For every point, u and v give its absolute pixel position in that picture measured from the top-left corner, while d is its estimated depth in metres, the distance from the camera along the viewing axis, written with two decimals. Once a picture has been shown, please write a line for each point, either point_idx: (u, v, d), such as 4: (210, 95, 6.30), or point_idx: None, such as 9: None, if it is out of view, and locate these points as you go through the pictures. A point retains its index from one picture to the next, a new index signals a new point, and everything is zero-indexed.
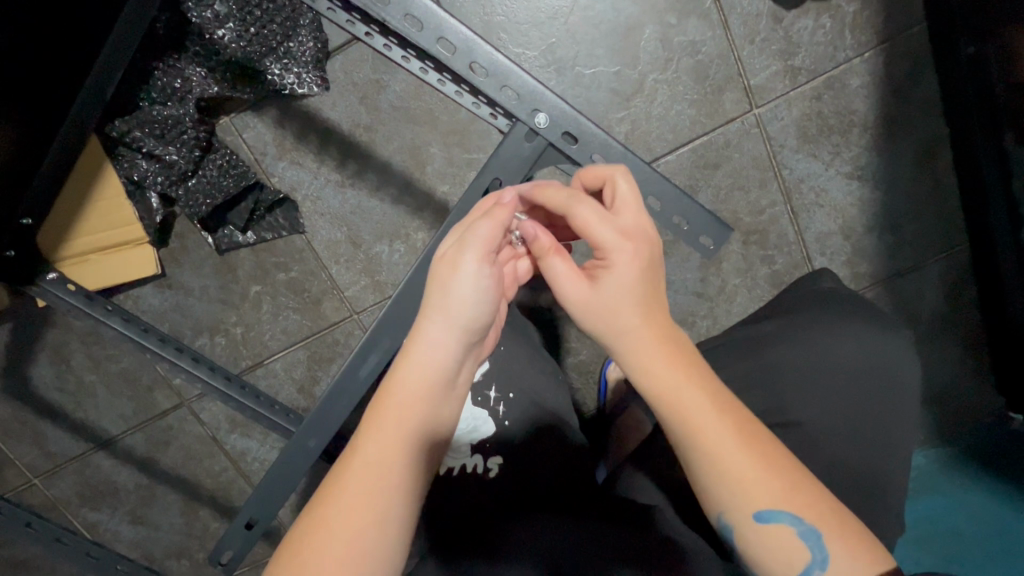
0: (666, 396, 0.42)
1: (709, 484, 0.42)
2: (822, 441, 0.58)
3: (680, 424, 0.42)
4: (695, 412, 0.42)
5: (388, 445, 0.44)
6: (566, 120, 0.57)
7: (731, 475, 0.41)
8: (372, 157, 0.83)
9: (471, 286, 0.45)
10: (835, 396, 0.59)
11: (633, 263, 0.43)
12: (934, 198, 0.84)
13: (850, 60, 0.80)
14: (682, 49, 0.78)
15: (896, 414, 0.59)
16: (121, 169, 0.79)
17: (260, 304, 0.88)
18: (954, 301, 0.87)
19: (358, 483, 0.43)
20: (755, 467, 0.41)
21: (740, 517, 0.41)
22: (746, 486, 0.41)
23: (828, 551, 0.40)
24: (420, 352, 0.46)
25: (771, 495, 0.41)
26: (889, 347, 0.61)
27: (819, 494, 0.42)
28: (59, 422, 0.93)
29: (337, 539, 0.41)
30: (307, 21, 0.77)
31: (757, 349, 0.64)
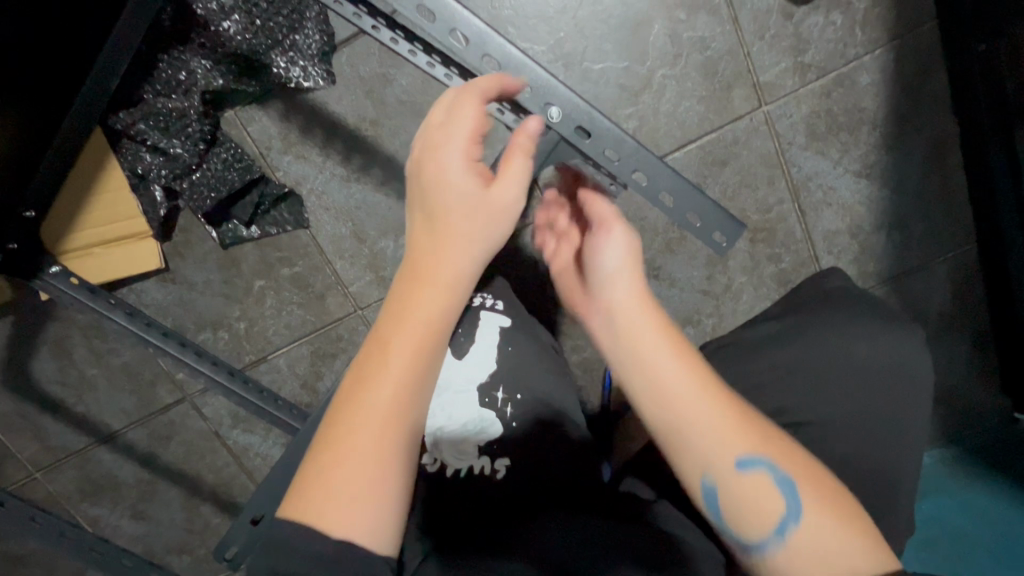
0: (646, 357, 0.46)
1: (687, 440, 0.44)
2: (835, 443, 0.57)
3: (649, 384, 0.45)
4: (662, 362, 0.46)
5: (404, 368, 0.47)
6: (578, 113, 0.56)
7: (709, 429, 0.44)
8: (378, 152, 0.83)
9: (505, 207, 0.48)
10: (847, 398, 0.58)
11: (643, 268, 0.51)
12: (942, 197, 0.84)
13: (861, 57, 0.79)
14: (691, 45, 0.78)
15: (908, 415, 0.58)
16: (125, 162, 0.78)
17: (264, 299, 0.87)
18: (961, 301, 0.87)
19: (373, 400, 0.45)
20: (730, 419, 0.44)
21: (722, 469, 0.43)
22: (715, 435, 0.43)
23: (803, 501, 0.42)
24: (430, 267, 0.48)
25: (748, 441, 0.43)
26: (903, 346, 0.60)
27: (791, 447, 0.45)
28: (61, 416, 0.93)
29: (362, 452, 0.44)
30: (313, 13, 0.77)
31: (766, 352, 0.64)
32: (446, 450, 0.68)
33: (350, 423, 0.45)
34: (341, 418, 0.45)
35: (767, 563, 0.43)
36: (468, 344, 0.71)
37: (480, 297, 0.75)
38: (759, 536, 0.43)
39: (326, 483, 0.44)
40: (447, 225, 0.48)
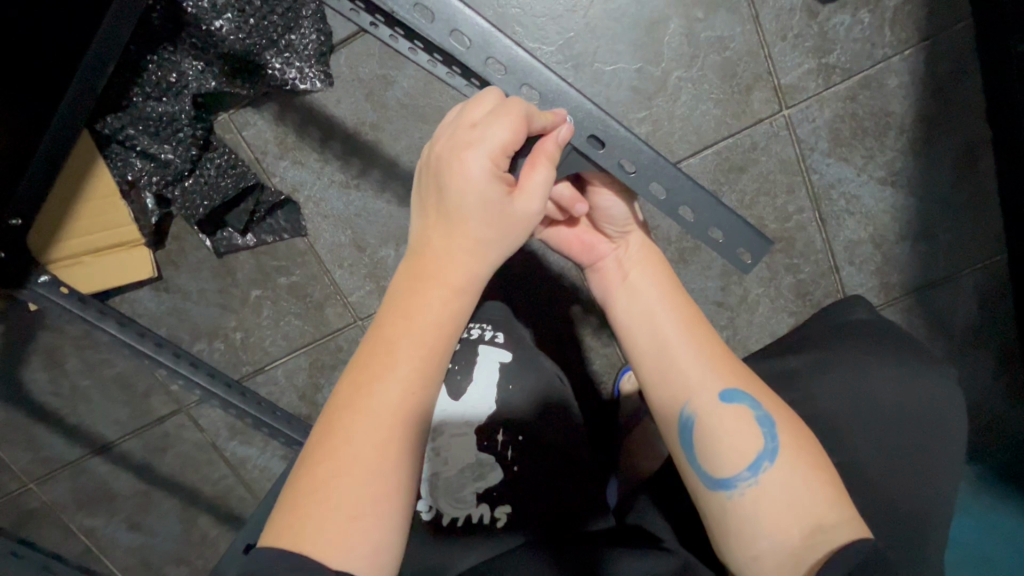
0: (644, 306, 0.54)
1: (676, 375, 0.50)
2: (872, 483, 0.52)
3: (642, 326, 0.53)
4: (659, 312, 0.53)
5: (409, 377, 0.44)
6: (591, 122, 0.52)
7: (698, 368, 0.50)
8: (378, 157, 0.79)
9: (517, 207, 0.46)
10: (881, 438, 0.54)
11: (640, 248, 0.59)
12: (972, 206, 0.80)
13: (889, 58, 0.75)
14: (709, 45, 0.74)
15: (945, 458, 0.53)
16: (114, 168, 0.75)
17: (261, 309, 0.84)
18: (988, 314, 0.83)
19: (376, 411, 0.42)
20: (718, 367, 0.50)
21: (706, 404, 0.49)
22: (701, 369, 0.50)
23: (779, 441, 0.47)
24: (441, 271, 0.46)
25: (732, 380, 0.49)
26: (933, 389, 0.56)
27: (774, 397, 0.50)
28: (54, 426, 0.90)
29: (361, 466, 0.41)
30: (310, 12, 0.73)
31: (789, 383, 0.60)
32: (441, 498, 0.62)
33: (349, 436, 0.42)
34: (340, 429, 0.42)
35: (737, 501, 0.46)
36: (465, 383, 0.65)
37: (477, 328, 0.70)
38: (731, 471, 0.46)
39: (319, 500, 0.40)
40: (457, 222, 0.46)
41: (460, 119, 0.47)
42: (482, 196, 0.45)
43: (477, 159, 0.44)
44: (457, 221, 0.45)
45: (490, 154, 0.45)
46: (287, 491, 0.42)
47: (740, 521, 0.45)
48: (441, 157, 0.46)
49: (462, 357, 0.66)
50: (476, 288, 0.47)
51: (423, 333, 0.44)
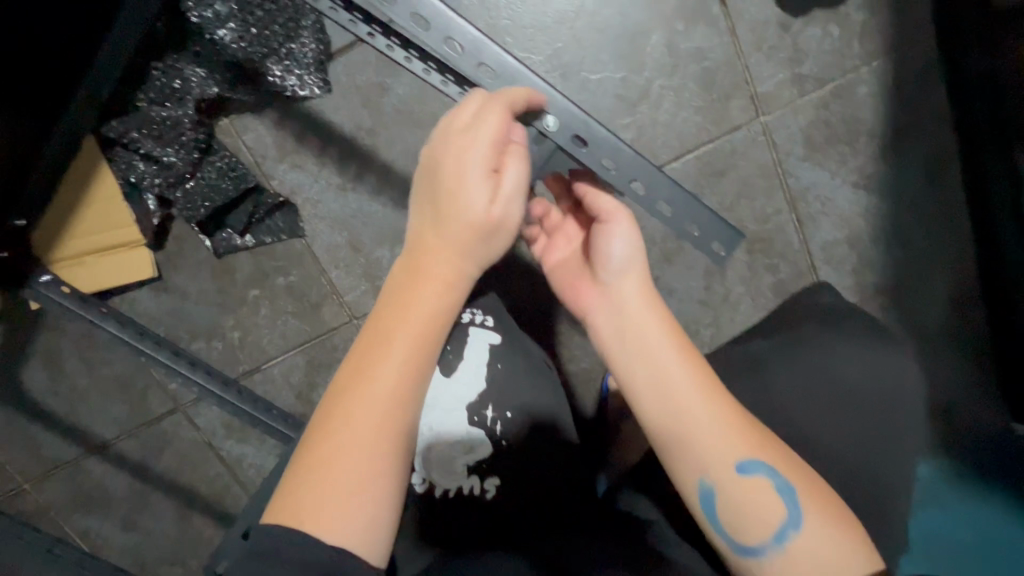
0: (659, 370, 0.49)
1: (697, 452, 0.47)
2: (831, 460, 0.56)
3: (658, 399, 0.48)
4: (682, 383, 0.48)
5: (403, 365, 0.46)
6: (576, 123, 0.55)
7: (719, 437, 0.47)
8: (374, 161, 0.82)
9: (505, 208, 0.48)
10: (840, 418, 0.58)
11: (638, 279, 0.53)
12: (940, 208, 0.84)
13: (858, 69, 0.79)
14: (689, 56, 0.78)
15: (896, 431, 0.58)
16: (118, 171, 0.77)
17: (258, 309, 0.87)
18: (959, 312, 0.87)
19: (374, 398, 0.45)
20: (737, 429, 0.47)
21: (727, 473, 0.46)
22: (723, 438, 0.47)
23: (802, 509, 0.45)
24: (437, 266, 0.48)
25: (752, 448, 0.47)
26: (890, 370, 0.60)
27: (792, 457, 0.48)
28: (51, 426, 0.92)
29: (360, 447, 0.44)
30: (309, 22, 0.76)
31: (755, 371, 0.62)
32: (434, 470, 0.65)
33: (347, 422, 0.44)
34: (338, 414, 0.45)
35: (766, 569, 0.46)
36: (455, 362, 0.67)
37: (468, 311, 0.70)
38: (757, 539, 0.46)
39: (316, 482, 0.43)
40: (448, 224, 0.47)
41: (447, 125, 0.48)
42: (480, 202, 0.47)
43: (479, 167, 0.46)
44: (456, 221, 0.47)
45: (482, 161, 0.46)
46: (288, 472, 0.44)
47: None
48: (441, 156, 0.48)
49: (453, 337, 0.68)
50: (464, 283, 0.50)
51: (417, 327, 0.47)
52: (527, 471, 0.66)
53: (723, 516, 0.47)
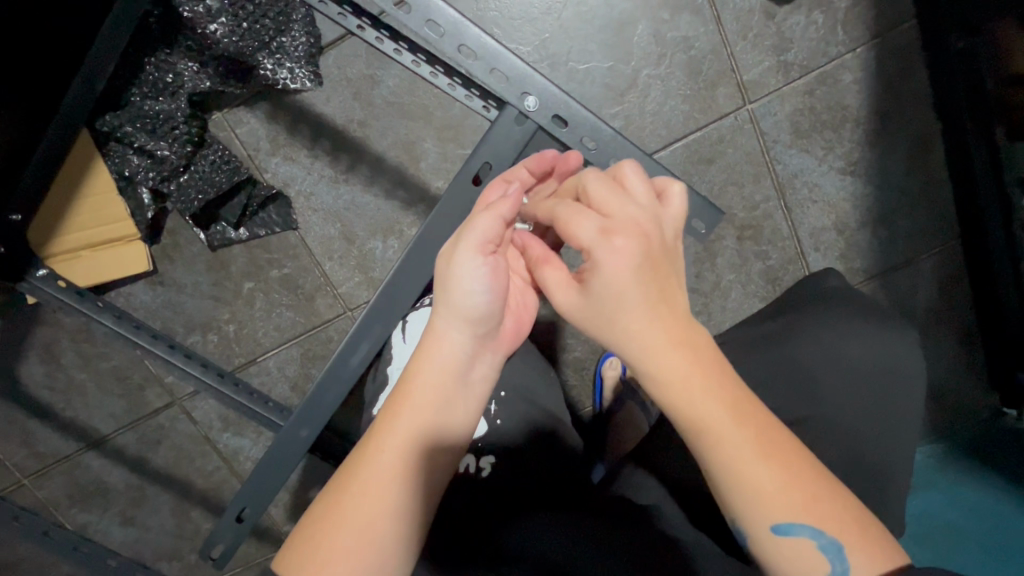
0: (687, 402, 0.40)
1: (722, 491, 0.40)
2: (831, 433, 0.57)
3: (691, 432, 0.40)
4: (717, 417, 0.40)
5: (399, 442, 0.47)
6: (556, 103, 0.57)
7: (754, 484, 0.39)
8: (366, 152, 0.83)
9: (486, 281, 0.46)
10: (847, 396, 0.58)
11: (623, 263, 0.40)
12: (926, 193, 0.85)
13: (843, 56, 0.80)
14: (675, 44, 0.79)
15: (904, 413, 0.58)
16: (112, 165, 0.78)
17: (253, 301, 0.87)
18: (947, 296, 0.88)
19: (376, 474, 0.46)
20: (777, 477, 0.39)
21: (757, 525, 0.39)
22: (763, 478, 0.39)
23: (849, 563, 0.38)
24: (438, 344, 0.48)
25: (790, 507, 0.39)
26: (905, 353, 0.60)
27: (840, 502, 0.39)
28: (48, 420, 0.92)
29: (354, 520, 0.44)
30: (299, 16, 0.77)
31: (767, 346, 0.65)
32: None
33: (342, 502, 0.45)
34: (341, 487, 0.46)
35: None
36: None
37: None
38: None
39: (315, 548, 0.44)
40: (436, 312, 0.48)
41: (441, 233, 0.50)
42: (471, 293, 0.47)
43: (467, 255, 0.46)
44: (452, 311, 0.48)
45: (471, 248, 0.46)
46: (292, 539, 0.46)
47: None
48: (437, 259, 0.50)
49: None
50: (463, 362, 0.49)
51: (423, 393, 0.48)
52: (531, 452, 0.65)
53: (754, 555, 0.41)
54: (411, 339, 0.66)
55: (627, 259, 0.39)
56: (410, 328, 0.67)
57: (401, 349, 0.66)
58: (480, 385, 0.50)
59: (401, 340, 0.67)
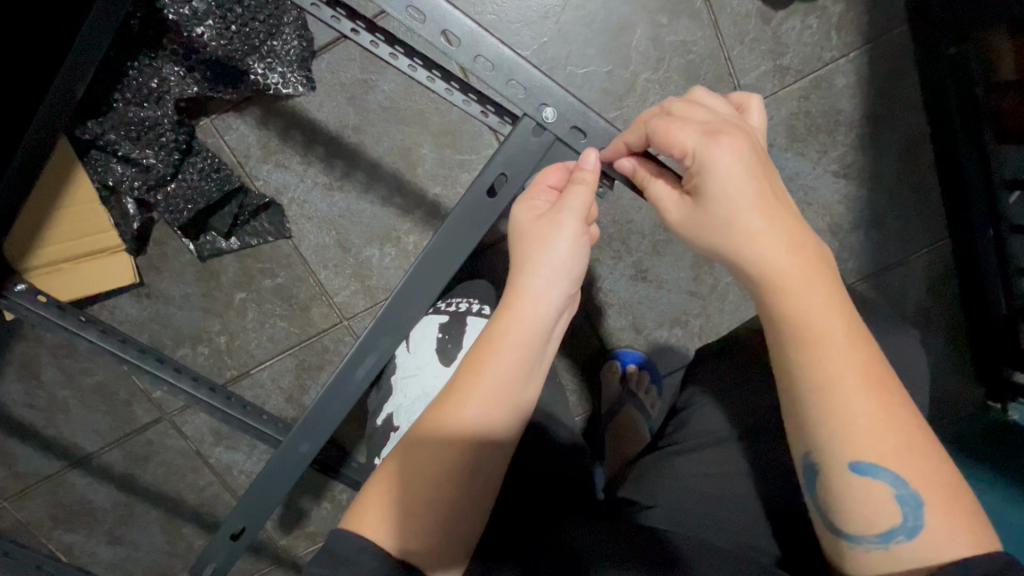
0: (805, 319, 0.42)
1: (817, 423, 0.41)
2: None
3: (809, 356, 0.41)
4: (833, 337, 0.41)
5: (487, 399, 0.48)
6: (573, 114, 0.56)
7: (860, 419, 0.40)
8: (361, 158, 0.81)
9: (567, 241, 0.51)
10: None
11: (730, 151, 0.43)
12: (917, 193, 0.86)
13: (836, 60, 0.81)
14: (673, 49, 0.79)
15: None
16: (94, 174, 0.75)
17: (246, 312, 0.85)
18: (936, 295, 0.90)
19: (461, 427, 0.47)
20: (877, 414, 0.40)
21: (834, 462, 0.41)
22: (873, 412, 0.40)
23: (925, 520, 0.40)
24: (525, 304, 0.50)
25: (881, 448, 0.40)
26: (908, 355, 0.61)
27: (929, 461, 0.40)
28: (30, 440, 0.89)
29: (431, 473, 0.46)
30: (291, 19, 0.75)
31: None
32: None
33: (416, 460, 0.47)
34: (421, 443, 0.48)
35: (861, 556, 0.42)
36: (456, 351, 0.70)
37: (466, 301, 0.73)
38: (864, 528, 0.41)
39: (386, 499, 0.46)
40: (521, 275, 0.51)
41: (527, 202, 0.55)
42: (565, 255, 0.51)
43: (570, 224, 0.51)
44: (540, 270, 0.51)
45: (577, 216, 0.52)
46: (366, 485, 0.49)
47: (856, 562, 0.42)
48: (529, 222, 0.53)
49: (453, 329, 0.71)
50: (548, 323, 0.51)
51: (507, 356, 0.49)
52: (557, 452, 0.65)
53: (825, 494, 0.42)
54: (415, 348, 0.71)
55: (743, 167, 0.43)
56: (415, 338, 0.72)
57: (405, 358, 0.71)
58: (553, 347, 0.52)
59: (406, 350, 0.71)
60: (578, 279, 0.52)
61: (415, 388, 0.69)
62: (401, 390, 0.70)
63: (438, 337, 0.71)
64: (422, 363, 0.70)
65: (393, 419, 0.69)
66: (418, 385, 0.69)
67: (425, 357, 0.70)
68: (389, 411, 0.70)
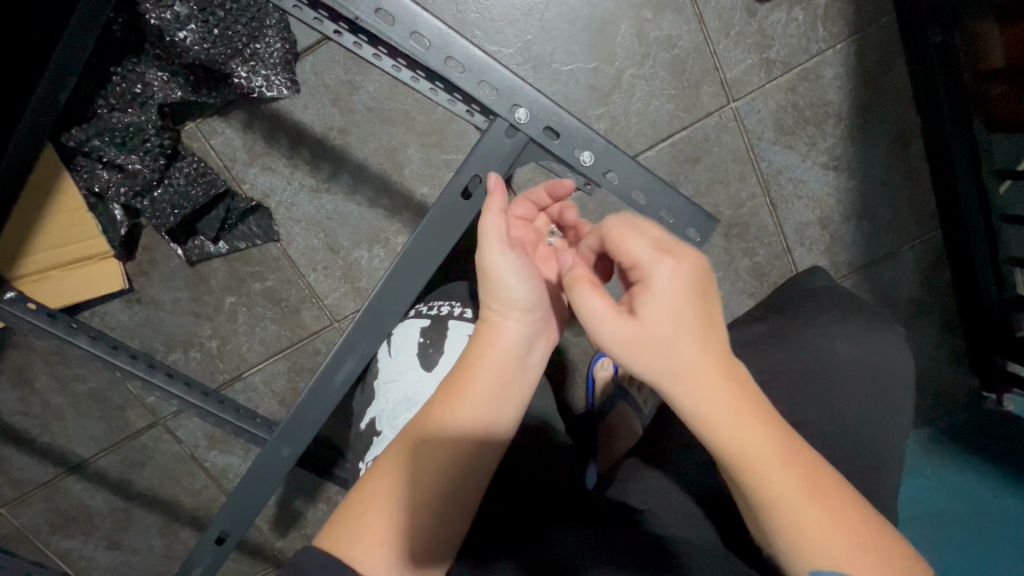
0: (742, 445, 0.39)
1: (765, 524, 0.40)
2: (830, 434, 0.57)
3: (749, 476, 0.40)
4: (761, 460, 0.39)
5: (466, 423, 0.47)
6: (547, 114, 0.56)
7: (808, 526, 0.39)
8: (347, 160, 0.81)
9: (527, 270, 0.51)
10: (841, 397, 0.59)
11: (672, 277, 0.40)
12: (907, 185, 0.86)
13: (823, 52, 0.81)
14: (658, 44, 0.78)
15: (893, 408, 0.59)
16: (80, 180, 0.75)
17: (236, 316, 0.85)
18: (928, 287, 0.89)
19: (438, 450, 0.47)
20: (814, 504, 0.40)
21: (790, 562, 0.40)
22: (815, 516, 0.39)
23: None
24: (500, 331, 0.50)
25: (833, 552, 0.39)
26: (893, 346, 0.61)
27: (879, 548, 0.40)
28: (25, 447, 0.89)
29: (411, 497, 0.46)
30: (273, 21, 0.74)
31: (752, 352, 0.64)
32: None
33: (391, 483, 0.47)
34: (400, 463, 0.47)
35: None
36: (436, 355, 0.69)
37: (447, 305, 0.73)
38: None
39: (370, 521, 0.45)
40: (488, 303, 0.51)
41: None
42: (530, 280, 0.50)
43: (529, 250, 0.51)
44: (511, 305, 0.50)
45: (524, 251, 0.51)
46: (351, 495, 0.48)
47: None
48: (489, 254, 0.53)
49: (434, 333, 0.71)
50: (521, 350, 0.50)
51: (485, 378, 0.48)
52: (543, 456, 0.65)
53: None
54: (396, 353, 0.71)
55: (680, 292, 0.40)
56: (396, 342, 0.72)
57: (387, 363, 0.71)
58: (534, 376, 0.51)
59: (388, 354, 0.72)
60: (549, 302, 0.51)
61: (396, 393, 0.69)
62: (383, 395, 0.70)
63: (419, 341, 0.71)
64: (403, 368, 0.70)
65: (377, 424, 0.69)
66: (400, 390, 0.68)
67: (406, 362, 0.70)
68: (372, 416, 0.70)
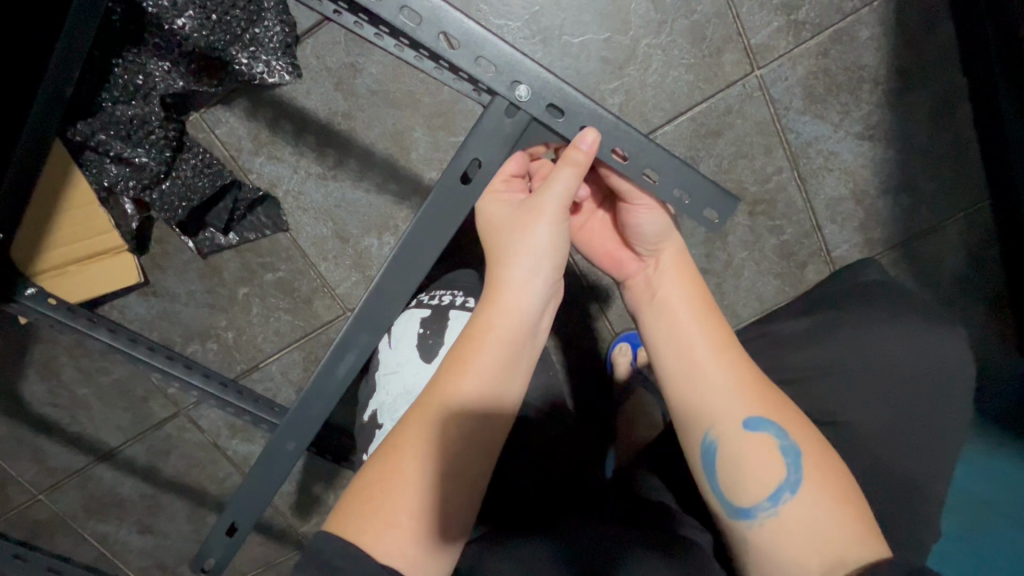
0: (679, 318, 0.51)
1: (700, 392, 0.47)
2: (862, 440, 0.55)
3: (677, 342, 0.50)
4: (699, 336, 0.49)
5: (477, 386, 0.46)
6: (549, 91, 0.53)
7: (735, 387, 0.47)
8: (353, 145, 0.79)
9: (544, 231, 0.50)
10: (883, 397, 0.56)
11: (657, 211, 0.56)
12: (951, 152, 0.79)
13: (858, 11, 0.74)
14: (676, 9, 0.73)
15: (943, 408, 0.56)
16: (91, 176, 0.74)
17: (250, 307, 0.85)
18: (974, 263, 0.83)
19: (446, 417, 0.45)
20: (745, 382, 0.47)
21: (729, 427, 0.46)
22: (744, 387, 0.47)
23: (803, 474, 0.44)
24: (507, 297, 0.48)
25: (763, 408, 0.47)
26: (946, 340, 0.58)
27: (803, 425, 0.47)
28: (57, 437, 0.92)
29: (421, 472, 0.44)
30: (271, 3, 0.71)
31: (787, 348, 0.62)
32: None
33: (400, 461, 0.44)
34: (413, 436, 0.45)
35: (757, 532, 0.43)
36: (435, 346, 0.67)
37: (449, 294, 0.71)
38: (752, 500, 0.44)
39: (382, 508, 0.43)
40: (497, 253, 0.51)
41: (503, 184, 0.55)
42: (546, 243, 0.49)
43: (551, 211, 0.50)
44: (521, 257, 0.49)
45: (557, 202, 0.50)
46: (360, 482, 0.45)
47: (754, 537, 0.43)
48: (499, 214, 0.53)
49: (434, 323, 0.69)
50: (532, 314, 0.49)
51: (495, 347, 0.47)
52: (555, 452, 0.62)
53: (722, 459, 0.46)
54: (396, 344, 0.69)
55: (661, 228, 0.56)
56: (395, 334, 0.70)
57: (387, 354, 0.69)
58: (542, 342, 0.50)
59: (388, 346, 0.70)
60: (563, 267, 0.50)
61: (396, 384, 0.67)
62: (384, 387, 0.68)
63: (419, 332, 0.69)
64: (402, 360, 0.68)
65: (378, 417, 0.67)
66: (400, 382, 0.67)
67: (406, 353, 0.68)
68: (373, 408, 0.69)
